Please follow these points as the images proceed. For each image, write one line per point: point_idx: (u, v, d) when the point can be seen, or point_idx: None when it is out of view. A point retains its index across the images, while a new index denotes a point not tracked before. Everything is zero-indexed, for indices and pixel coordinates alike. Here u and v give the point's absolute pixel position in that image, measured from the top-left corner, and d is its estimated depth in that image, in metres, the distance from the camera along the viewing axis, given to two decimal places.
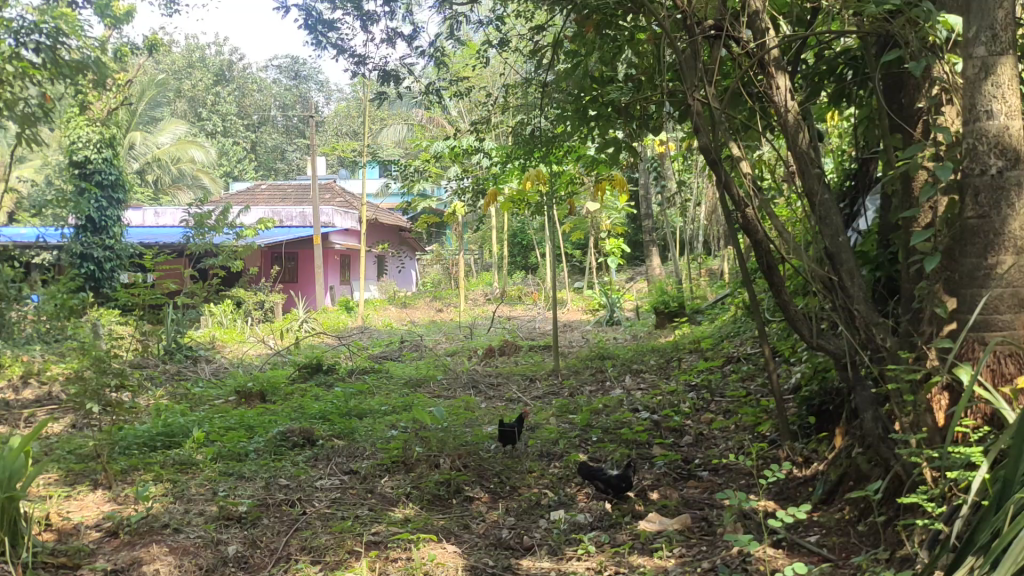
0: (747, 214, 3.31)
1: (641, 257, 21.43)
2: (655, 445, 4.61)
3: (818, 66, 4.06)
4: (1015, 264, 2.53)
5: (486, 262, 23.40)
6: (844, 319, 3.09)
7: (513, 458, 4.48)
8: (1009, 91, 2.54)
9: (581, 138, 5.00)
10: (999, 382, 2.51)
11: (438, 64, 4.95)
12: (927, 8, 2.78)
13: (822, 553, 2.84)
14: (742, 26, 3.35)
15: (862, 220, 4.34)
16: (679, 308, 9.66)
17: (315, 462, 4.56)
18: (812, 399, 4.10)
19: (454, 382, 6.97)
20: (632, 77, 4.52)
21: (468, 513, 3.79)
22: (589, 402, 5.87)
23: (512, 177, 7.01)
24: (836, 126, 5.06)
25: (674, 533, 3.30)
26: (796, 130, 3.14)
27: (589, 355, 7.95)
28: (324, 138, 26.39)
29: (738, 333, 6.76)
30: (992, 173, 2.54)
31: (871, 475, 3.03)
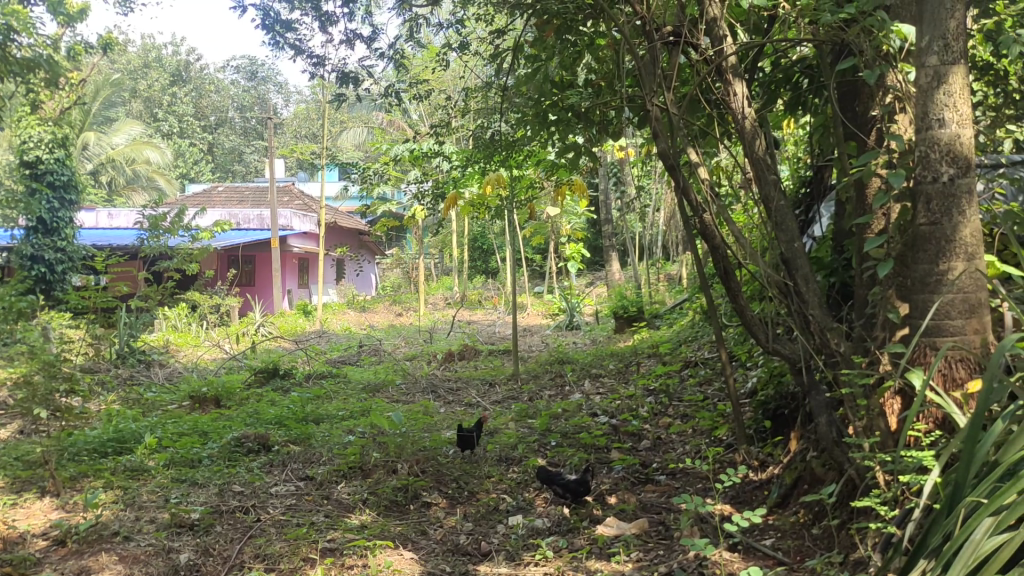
0: (704, 220, 3.32)
1: (601, 262, 21.54)
2: (613, 449, 4.62)
3: (775, 75, 4.11)
4: (966, 270, 2.56)
5: (446, 267, 23.34)
6: (800, 324, 3.11)
7: (471, 463, 4.46)
8: (960, 100, 2.58)
9: (541, 143, 5.01)
10: (950, 386, 2.54)
11: (398, 67, 4.91)
12: (882, 18, 2.83)
13: (777, 556, 2.86)
14: (701, 33, 3.38)
15: (817, 227, 4.39)
16: (638, 313, 9.72)
17: (270, 468, 4.50)
18: (768, 403, 4.13)
19: (413, 386, 6.93)
20: (592, 83, 4.53)
21: (425, 519, 3.76)
22: (548, 407, 5.86)
23: (472, 180, 6.99)
24: (793, 133, 5.12)
25: (631, 537, 3.31)
26: (753, 136, 3.16)
27: (548, 359, 7.95)
28: (282, 141, 26.14)
29: (696, 338, 6.81)
30: (944, 180, 2.57)
31: (825, 479, 3.06)
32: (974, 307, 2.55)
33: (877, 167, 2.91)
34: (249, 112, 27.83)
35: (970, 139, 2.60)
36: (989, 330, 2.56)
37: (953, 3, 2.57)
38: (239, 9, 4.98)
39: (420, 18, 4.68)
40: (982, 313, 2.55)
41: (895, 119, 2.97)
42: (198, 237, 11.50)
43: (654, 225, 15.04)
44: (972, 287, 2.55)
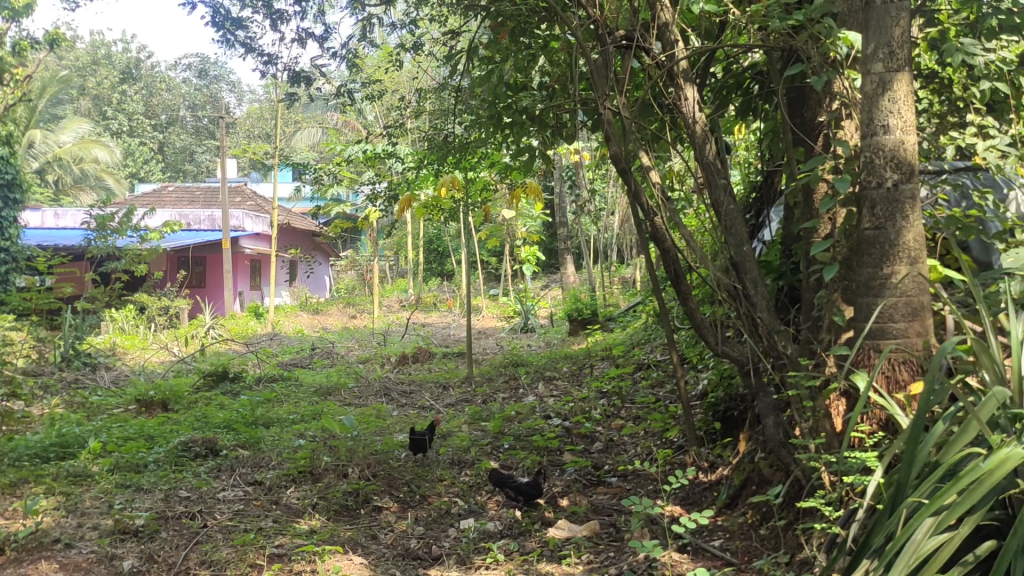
0: (655, 223, 3.35)
1: (556, 265, 21.63)
2: (566, 451, 4.63)
3: (726, 80, 4.16)
4: (909, 274, 2.60)
5: (401, 268, 23.24)
6: (748, 327, 3.15)
7: (423, 466, 4.43)
8: (905, 107, 2.63)
9: (495, 145, 5.00)
10: (894, 388, 2.59)
11: (351, 67, 4.86)
12: (828, 24, 2.88)
13: (725, 557, 2.88)
14: (653, 37, 3.40)
15: (766, 231, 4.45)
16: (592, 316, 9.77)
17: (217, 473, 4.42)
18: (718, 405, 4.17)
19: (365, 389, 6.88)
20: (545, 85, 4.54)
21: (376, 523, 3.73)
22: (501, 409, 5.86)
23: (426, 182, 6.96)
24: (744, 139, 5.18)
25: (583, 539, 3.31)
26: (704, 141, 3.20)
27: (502, 362, 7.95)
28: (235, 140, 25.78)
29: (649, 340, 6.86)
30: (888, 185, 2.62)
31: (773, 480, 3.10)
32: (916, 310, 2.60)
33: (824, 172, 2.95)
34: (201, 112, 27.43)
35: (914, 146, 2.65)
36: (931, 333, 2.61)
37: (897, 12, 2.62)
38: (188, 6, 4.90)
39: (372, 18, 4.65)
40: (924, 317, 2.60)
41: (841, 125, 3.02)
42: (147, 237, 11.29)
43: (609, 228, 15.15)
44: (915, 291, 2.60)
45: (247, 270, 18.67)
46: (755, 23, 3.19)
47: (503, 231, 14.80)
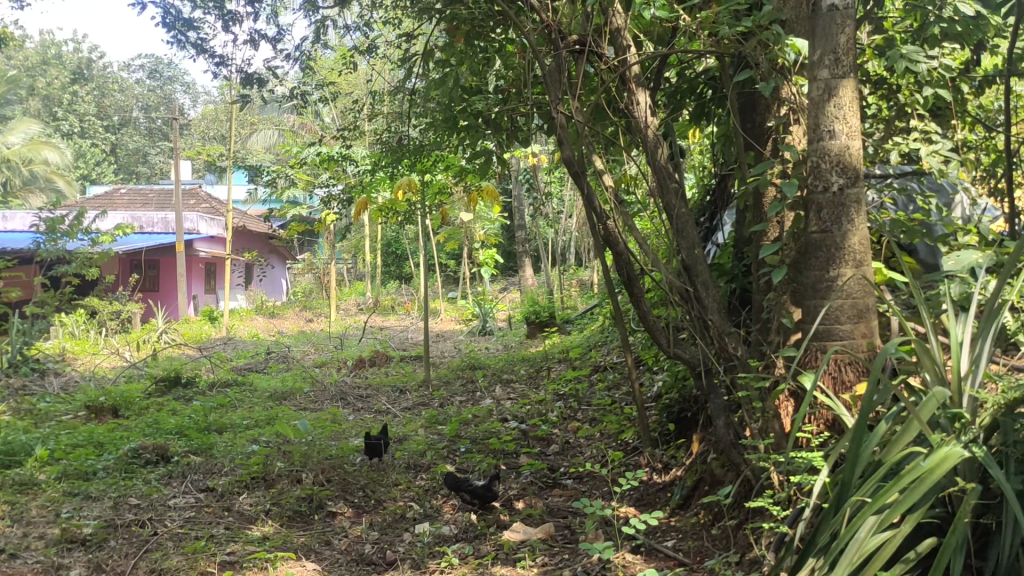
0: (609, 227, 3.37)
1: (514, 268, 21.68)
2: (522, 454, 4.64)
3: (680, 85, 4.20)
4: (854, 276, 2.66)
5: (359, 271, 23.10)
6: (699, 329, 3.19)
7: (379, 471, 4.40)
8: (850, 112, 2.68)
9: (450, 148, 5.00)
10: (840, 388, 2.64)
11: (305, 68, 4.82)
12: (776, 31, 2.93)
13: (677, 558, 2.91)
14: (605, 43, 3.43)
15: (720, 234, 4.51)
16: (549, 318, 9.80)
17: (168, 480, 4.36)
18: (672, 406, 4.22)
19: (321, 394, 6.82)
20: (500, 89, 4.55)
21: (330, 529, 3.70)
22: (457, 413, 5.84)
23: (382, 185, 6.92)
24: (698, 143, 5.24)
25: (537, 542, 3.32)
26: (656, 145, 3.23)
27: (460, 365, 7.94)
28: (189, 142, 25.45)
29: (606, 342, 6.90)
30: (834, 190, 2.67)
31: (724, 480, 3.14)
32: (861, 312, 2.65)
33: (772, 176, 3.00)
34: (155, 113, 27.01)
35: (858, 151, 2.71)
36: (875, 334, 2.66)
37: (842, 19, 2.68)
38: (138, 6, 4.83)
39: (326, 20, 4.61)
40: (869, 318, 2.65)
41: (789, 130, 3.08)
42: (98, 240, 11.08)
43: (567, 230, 15.22)
44: (860, 293, 2.65)
45: (201, 274, 18.43)
46: (705, 28, 3.23)
47: (461, 233, 14.80)
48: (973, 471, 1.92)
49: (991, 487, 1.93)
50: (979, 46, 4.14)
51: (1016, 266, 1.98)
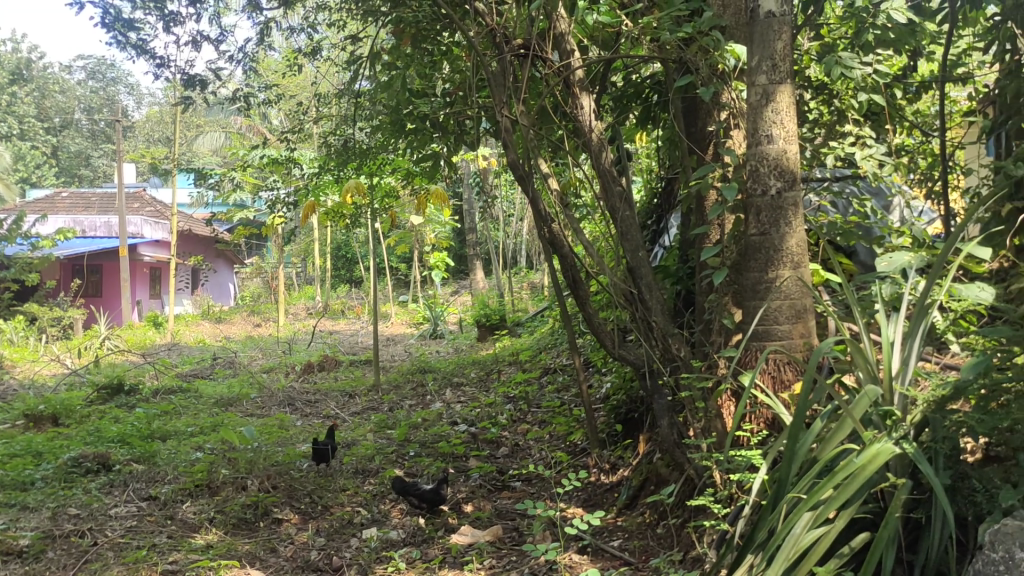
0: (554, 230, 3.40)
1: (466, 271, 21.65)
2: (472, 457, 4.64)
3: (626, 89, 4.24)
4: (792, 277, 2.71)
5: (308, 275, 22.88)
6: (643, 330, 3.23)
7: (326, 477, 4.37)
8: (787, 117, 2.75)
9: (397, 151, 4.98)
10: (779, 387, 2.69)
11: (250, 69, 4.76)
12: (715, 37, 2.99)
13: (623, 557, 2.93)
14: (550, 47, 3.45)
15: (666, 236, 4.57)
16: (500, 321, 9.81)
17: (110, 489, 4.27)
18: (619, 407, 4.26)
19: (268, 399, 6.74)
20: (447, 92, 4.55)
21: (275, 536, 3.66)
22: (407, 417, 5.81)
23: (330, 188, 6.87)
24: (645, 146, 5.29)
25: (485, 545, 3.33)
26: (600, 149, 3.27)
27: (410, 369, 7.91)
28: (133, 144, 24.97)
29: (555, 345, 6.93)
30: (772, 193, 2.73)
31: (669, 479, 3.18)
32: (799, 312, 2.71)
33: (714, 180, 3.06)
34: (97, 114, 26.43)
35: (796, 155, 2.78)
36: (813, 334, 2.72)
37: (779, 26, 2.76)
38: (76, 6, 4.73)
39: (271, 21, 4.56)
40: (806, 318, 2.70)
41: (730, 134, 3.15)
42: (38, 245, 10.81)
43: (517, 233, 15.24)
44: (797, 294, 2.71)
45: (146, 279, 18.08)
46: (647, 33, 3.26)
47: (412, 237, 14.73)
48: (904, 468, 1.98)
49: (920, 482, 1.99)
50: (914, 53, 4.24)
51: (943, 267, 2.04)
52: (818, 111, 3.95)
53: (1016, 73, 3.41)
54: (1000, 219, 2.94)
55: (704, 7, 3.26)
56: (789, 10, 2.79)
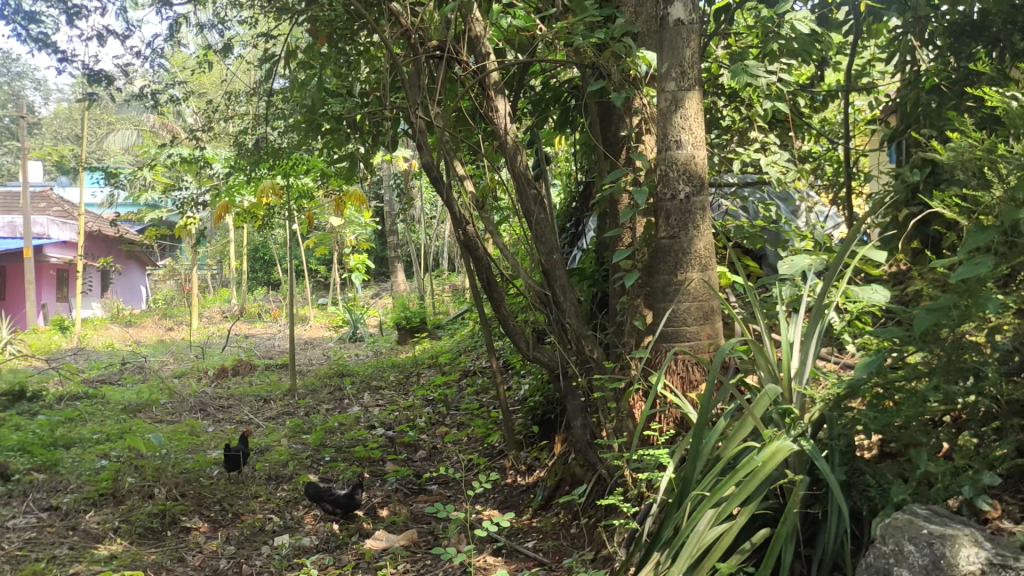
0: (468, 232, 3.40)
1: (387, 273, 21.51)
2: (388, 461, 4.60)
3: (544, 94, 4.26)
4: (700, 280, 2.78)
5: (224, 278, 22.36)
6: (557, 332, 3.26)
7: (238, 484, 4.27)
8: (695, 123, 2.82)
9: (313, 151, 4.90)
10: (687, 387, 2.76)
11: (159, 66, 4.61)
12: (627, 43, 3.04)
13: (537, 558, 2.95)
14: (465, 50, 3.45)
15: (584, 240, 4.62)
16: (420, 323, 9.76)
17: (7, 500, 4.08)
18: (536, 409, 4.29)
19: (180, 405, 6.56)
20: (364, 92, 4.49)
21: (184, 545, 3.57)
22: (323, 421, 5.72)
23: (245, 189, 6.71)
24: (564, 149, 5.32)
25: (399, 549, 3.31)
26: (515, 152, 3.28)
27: (328, 373, 7.81)
28: (39, 141, 23.99)
29: (475, 348, 6.94)
30: (681, 198, 2.80)
31: (583, 479, 3.22)
32: (707, 314, 2.77)
33: (626, 183, 3.12)
34: None
35: (704, 160, 2.84)
36: (719, 335, 2.78)
37: (688, 34, 2.83)
38: None
39: (181, 17, 4.42)
40: (714, 320, 2.77)
41: (641, 140, 3.22)
42: None
43: (439, 235, 15.19)
44: (705, 296, 2.77)
45: (51, 281, 17.38)
46: (561, 39, 3.29)
47: (332, 238, 14.53)
48: (802, 465, 2.04)
49: (818, 478, 2.06)
50: (821, 62, 4.37)
51: (839, 270, 2.12)
52: (729, 118, 4.03)
53: (914, 84, 3.55)
54: (897, 224, 3.06)
55: (616, 13, 3.30)
56: (697, 18, 2.86)
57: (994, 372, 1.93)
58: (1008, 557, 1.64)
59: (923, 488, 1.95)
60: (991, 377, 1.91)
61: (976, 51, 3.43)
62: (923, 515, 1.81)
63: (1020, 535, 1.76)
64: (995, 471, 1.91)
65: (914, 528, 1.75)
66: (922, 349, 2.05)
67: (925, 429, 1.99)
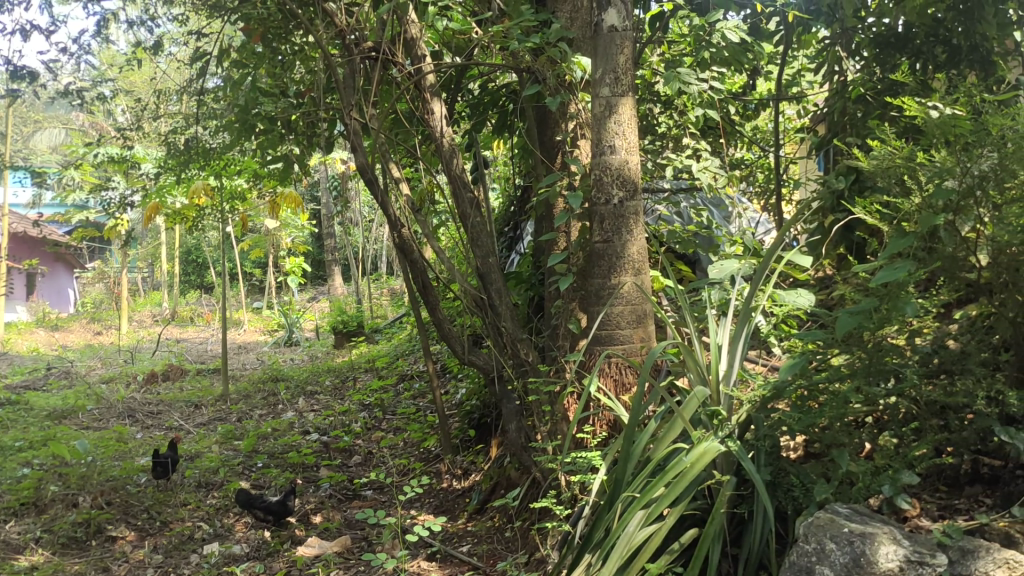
0: (403, 235, 3.40)
1: (324, 277, 21.33)
2: (323, 467, 4.55)
3: (482, 97, 4.26)
4: (633, 283, 2.82)
5: (155, 281, 21.85)
6: (493, 336, 3.27)
7: (166, 491, 4.16)
8: (628, 129, 2.86)
9: (247, 152, 4.81)
10: (620, 390, 2.79)
11: (88, 64, 4.39)
12: (563, 48, 3.03)
13: (471, 562, 2.95)
14: (401, 52, 3.42)
15: (522, 244, 4.64)
16: (357, 328, 9.69)
17: None
18: (473, 413, 4.30)
19: (107, 411, 6.38)
20: (299, 93, 4.43)
21: (109, 554, 3.47)
22: (256, 427, 5.61)
23: (176, 190, 6.56)
24: (502, 153, 5.33)
25: (332, 556, 3.28)
26: (451, 155, 3.28)
27: (261, 377, 7.68)
28: None
29: (412, 352, 6.91)
30: (615, 202, 2.83)
31: (518, 482, 3.23)
32: (639, 317, 2.81)
33: (561, 188, 3.15)
34: None
35: (637, 165, 2.89)
36: (651, 338, 2.83)
37: (621, 40, 2.87)
38: None
39: (110, 14, 4.25)
40: (646, 324, 2.81)
41: (576, 144, 3.27)
42: None
43: (377, 238, 15.10)
44: (638, 299, 2.81)
45: None
46: (497, 42, 3.28)
47: (267, 241, 14.32)
48: (729, 465, 2.09)
49: (744, 479, 2.11)
50: (753, 72, 4.46)
51: (764, 274, 2.18)
52: (666, 125, 4.08)
53: (842, 93, 3.65)
54: (823, 229, 3.14)
55: (552, 18, 3.34)
56: (630, 25, 2.92)
57: (913, 373, 2.00)
58: (925, 554, 1.71)
59: (845, 488, 2.00)
60: (909, 378, 1.98)
61: (900, 62, 3.55)
62: (844, 514, 1.86)
63: (937, 531, 1.82)
64: (913, 470, 1.97)
65: (835, 526, 1.80)
66: (845, 351, 2.10)
67: (848, 429, 2.04)
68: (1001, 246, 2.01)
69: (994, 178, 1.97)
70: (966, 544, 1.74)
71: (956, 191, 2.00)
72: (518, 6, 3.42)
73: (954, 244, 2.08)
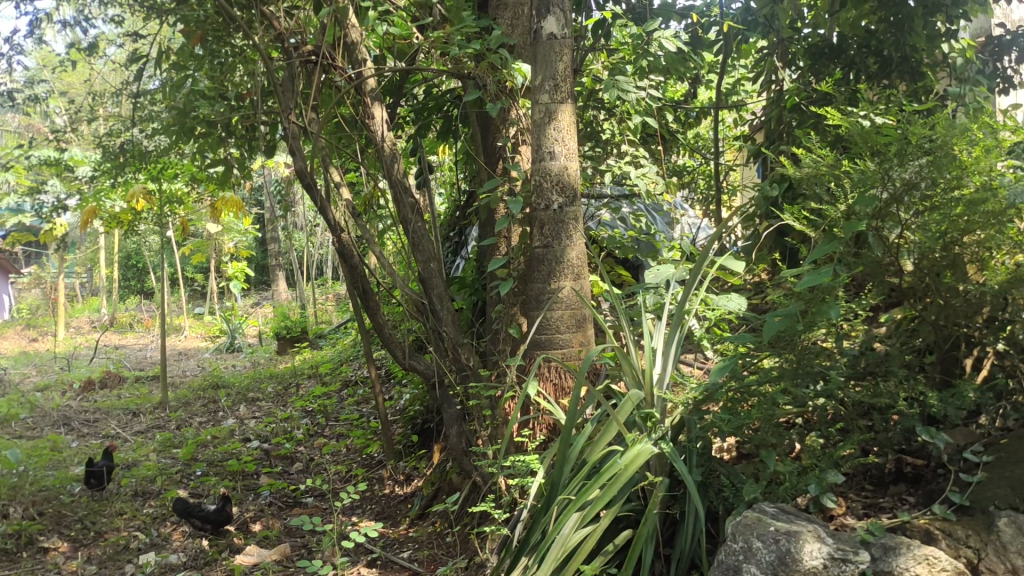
0: (343, 240, 3.38)
1: (268, 282, 21.09)
2: (263, 474, 4.49)
3: (426, 102, 4.24)
4: (572, 288, 2.85)
5: (93, 287, 21.32)
6: (434, 341, 3.27)
7: (101, 501, 4.06)
8: (567, 135, 2.89)
9: (186, 155, 4.73)
10: (559, 394, 2.82)
11: (22, 64, 4.31)
12: (503, 55, 3.06)
13: (412, 567, 2.95)
14: (341, 56, 3.39)
15: (466, 249, 4.64)
16: (301, 333, 9.58)
17: None
18: (416, 418, 4.29)
19: (41, 420, 6.21)
20: (240, 96, 4.37)
21: (40, 567, 3.38)
22: (196, 435, 5.51)
23: (114, 193, 6.40)
24: (447, 159, 5.32)
25: (271, 564, 3.25)
26: (392, 160, 3.28)
27: (202, 384, 7.55)
28: None
29: (356, 358, 6.86)
30: (555, 208, 2.86)
31: (460, 487, 3.23)
32: (580, 321, 2.84)
33: (501, 194, 3.16)
34: None
35: (575, 171, 2.92)
36: (591, 342, 2.86)
37: (560, 48, 2.90)
38: None
39: (44, 14, 4.16)
40: (586, 328, 2.84)
41: (517, 150, 3.29)
42: None
43: (322, 244, 14.95)
44: (577, 303, 2.84)
45: None
46: (438, 47, 3.29)
47: (210, 246, 14.08)
48: (662, 467, 2.13)
49: (677, 480, 2.14)
50: (693, 79, 4.52)
51: (695, 280, 2.23)
52: (608, 130, 4.06)
53: (778, 102, 3.73)
54: (756, 234, 3.23)
55: (493, 24, 3.36)
56: (569, 33, 2.95)
57: (839, 375, 2.06)
58: (848, 551, 1.75)
59: (773, 487, 2.05)
60: (836, 380, 2.04)
61: (833, 72, 3.64)
62: (771, 513, 1.90)
63: (860, 529, 1.88)
64: (839, 471, 2.02)
65: (762, 525, 1.84)
66: (775, 355, 2.15)
67: (777, 432, 2.09)
68: (925, 252, 2.09)
69: (919, 185, 2.03)
70: (888, 542, 1.80)
71: (881, 198, 2.05)
72: (460, 13, 3.43)
73: (882, 249, 2.13)
